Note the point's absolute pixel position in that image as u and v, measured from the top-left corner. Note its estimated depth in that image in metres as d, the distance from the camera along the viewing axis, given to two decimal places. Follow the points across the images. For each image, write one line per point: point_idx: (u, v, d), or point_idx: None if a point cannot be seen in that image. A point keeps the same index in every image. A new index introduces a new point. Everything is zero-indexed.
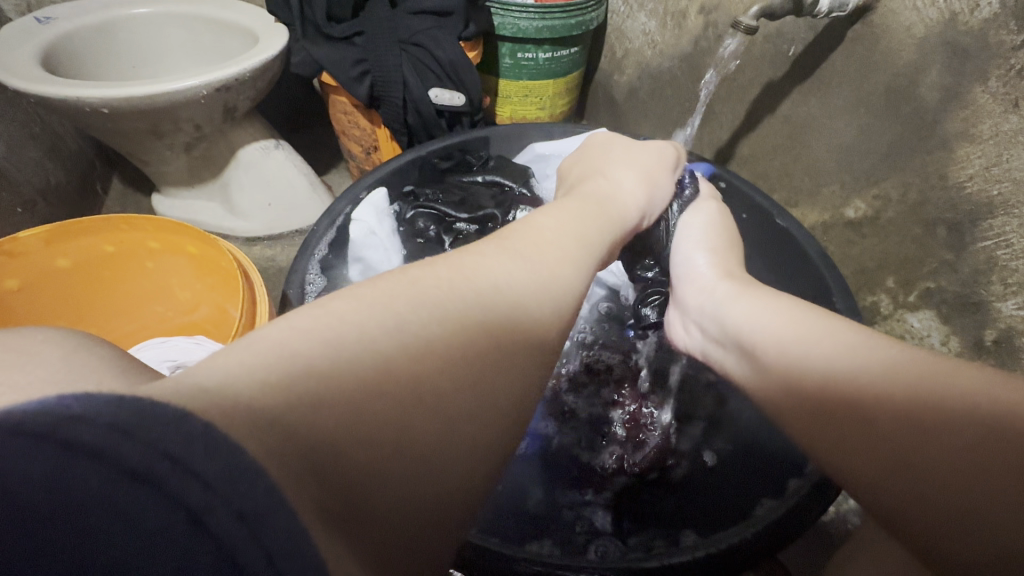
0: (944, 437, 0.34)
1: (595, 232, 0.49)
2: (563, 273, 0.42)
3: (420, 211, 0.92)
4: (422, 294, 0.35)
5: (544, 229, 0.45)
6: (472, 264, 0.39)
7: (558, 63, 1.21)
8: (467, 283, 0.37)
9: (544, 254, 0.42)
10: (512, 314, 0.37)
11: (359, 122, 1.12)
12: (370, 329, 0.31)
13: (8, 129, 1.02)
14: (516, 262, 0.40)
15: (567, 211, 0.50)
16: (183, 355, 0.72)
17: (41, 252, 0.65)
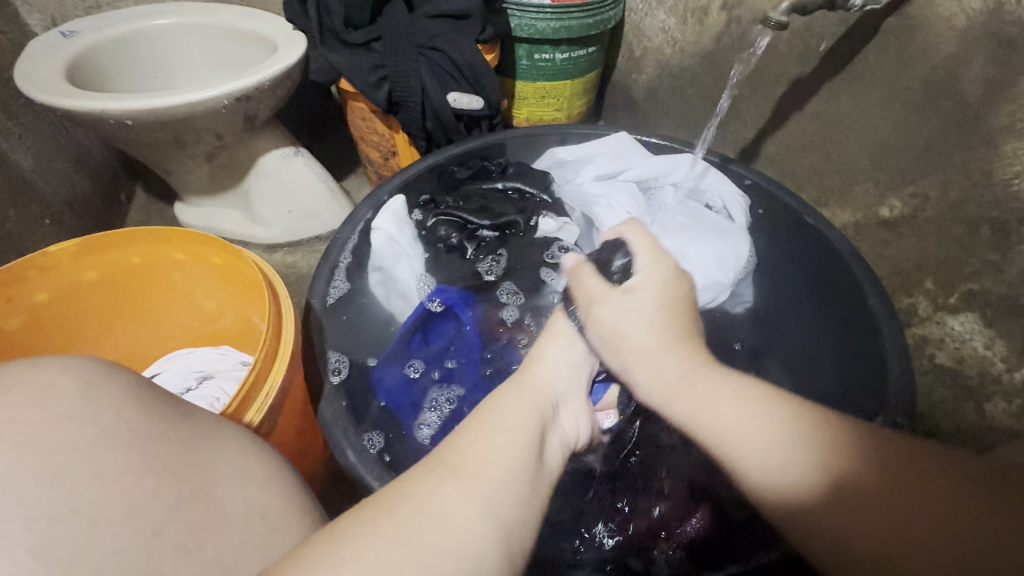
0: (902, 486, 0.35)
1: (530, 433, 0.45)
2: (511, 487, 0.39)
3: (441, 218, 0.90)
4: (340, 555, 0.32)
5: (482, 438, 0.42)
6: (406, 500, 0.36)
7: (576, 64, 1.20)
8: (395, 530, 0.34)
9: (482, 471, 0.39)
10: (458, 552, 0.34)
11: (377, 128, 1.12)
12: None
13: (36, 142, 1.04)
14: (461, 491, 0.37)
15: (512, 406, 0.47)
16: (210, 366, 0.72)
17: (71, 265, 0.65)
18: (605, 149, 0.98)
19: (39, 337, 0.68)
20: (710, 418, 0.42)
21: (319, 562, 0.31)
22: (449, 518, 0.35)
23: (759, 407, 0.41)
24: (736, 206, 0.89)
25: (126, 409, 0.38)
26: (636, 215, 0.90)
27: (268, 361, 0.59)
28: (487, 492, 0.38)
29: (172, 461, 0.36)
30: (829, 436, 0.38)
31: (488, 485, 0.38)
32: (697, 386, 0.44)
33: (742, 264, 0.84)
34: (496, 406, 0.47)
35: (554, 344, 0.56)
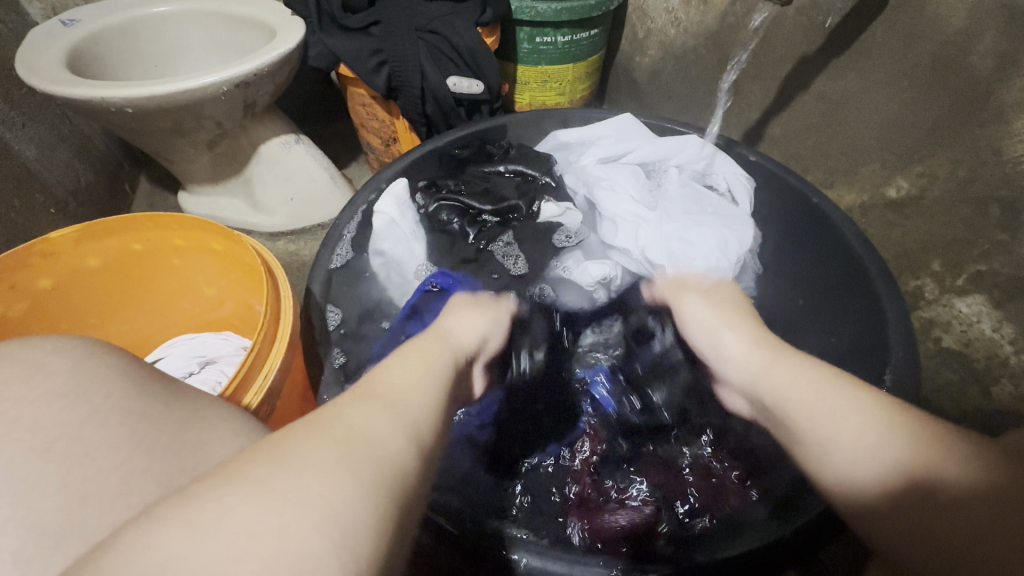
0: (968, 502, 0.36)
1: (438, 365, 0.47)
2: (426, 407, 0.40)
3: (443, 203, 0.90)
4: (278, 458, 0.30)
5: (394, 373, 0.43)
6: (323, 426, 0.33)
7: (578, 45, 1.18)
8: (327, 445, 0.31)
9: (400, 399, 0.39)
10: (380, 456, 0.33)
11: (377, 114, 1.12)
12: (265, 476, 0.28)
13: (39, 131, 1.04)
14: (384, 420, 0.36)
15: (411, 355, 0.47)
16: (213, 351, 0.73)
17: (72, 252, 0.66)
18: (608, 132, 0.97)
19: (44, 324, 0.68)
20: (828, 446, 0.43)
21: (262, 468, 0.29)
22: (362, 437, 0.33)
23: (873, 422, 0.42)
24: (745, 190, 0.88)
25: (118, 390, 0.38)
26: (638, 198, 0.89)
27: (267, 344, 0.59)
28: (402, 414, 0.38)
29: (168, 442, 0.36)
30: (910, 447, 0.40)
31: (405, 406, 0.39)
32: (815, 405, 0.46)
33: (747, 248, 0.83)
34: (406, 351, 0.48)
35: (461, 313, 0.60)
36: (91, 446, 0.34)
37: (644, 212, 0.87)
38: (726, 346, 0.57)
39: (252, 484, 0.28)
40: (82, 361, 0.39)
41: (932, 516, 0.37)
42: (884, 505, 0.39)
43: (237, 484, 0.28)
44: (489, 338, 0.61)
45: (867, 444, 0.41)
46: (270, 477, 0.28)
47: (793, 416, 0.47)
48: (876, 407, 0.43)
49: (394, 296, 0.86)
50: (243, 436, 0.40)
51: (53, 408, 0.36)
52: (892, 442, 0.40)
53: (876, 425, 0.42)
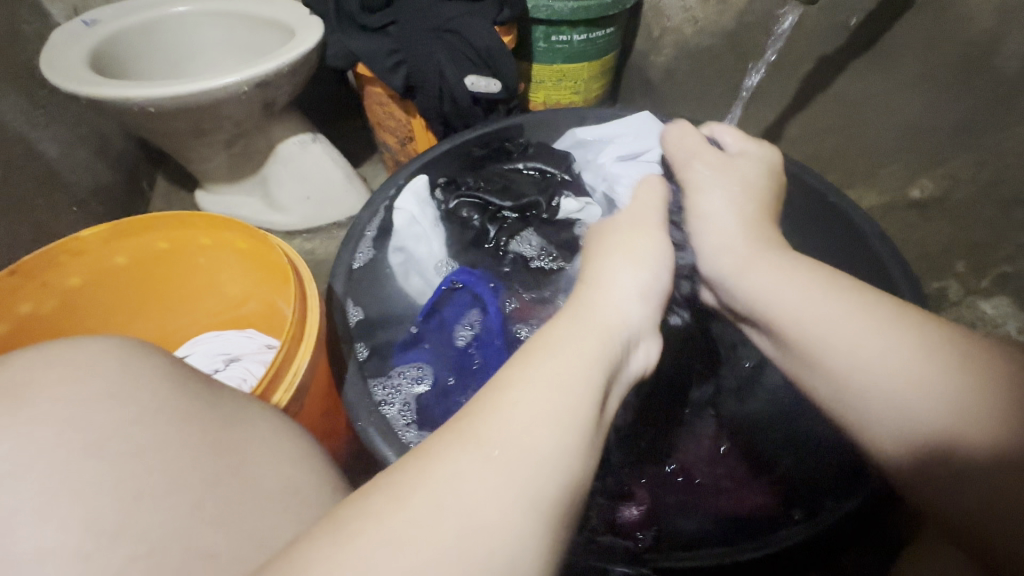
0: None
1: (602, 327, 0.41)
2: (586, 380, 0.36)
3: (463, 200, 0.90)
4: (421, 471, 0.30)
5: (534, 367, 0.36)
6: (464, 434, 0.32)
7: (594, 44, 1.18)
8: (463, 458, 0.30)
9: (543, 401, 0.33)
10: (530, 463, 0.30)
11: (394, 113, 1.12)
12: (443, 472, 0.29)
13: (61, 131, 1.06)
14: (525, 422, 0.32)
15: (557, 337, 0.39)
16: (236, 349, 0.73)
17: (101, 250, 0.67)
18: (626, 130, 0.95)
19: (72, 322, 0.69)
20: (882, 411, 0.41)
21: (424, 472, 0.29)
22: (501, 445, 0.31)
23: (952, 385, 0.38)
24: None
25: (154, 392, 0.39)
26: None
27: (296, 342, 0.60)
28: (563, 405, 0.34)
29: (208, 442, 0.36)
30: (1007, 418, 0.35)
31: (569, 386, 0.35)
32: (864, 355, 0.43)
33: None
34: (563, 314, 0.42)
35: (622, 250, 0.51)
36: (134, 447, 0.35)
37: None
38: (715, 255, 0.57)
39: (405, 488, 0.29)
40: (118, 361, 0.40)
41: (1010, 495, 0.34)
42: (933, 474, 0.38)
43: (392, 494, 0.28)
44: (665, 279, 0.50)
45: (930, 405, 0.39)
46: (424, 481, 0.29)
47: (822, 337, 0.46)
48: (956, 379, 0.38)
49: (415, 294, 0.86)
50: (278, 436, 0.41)
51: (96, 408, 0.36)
52: (927, 388, 0.39)
53: (956, 391, 0.38)
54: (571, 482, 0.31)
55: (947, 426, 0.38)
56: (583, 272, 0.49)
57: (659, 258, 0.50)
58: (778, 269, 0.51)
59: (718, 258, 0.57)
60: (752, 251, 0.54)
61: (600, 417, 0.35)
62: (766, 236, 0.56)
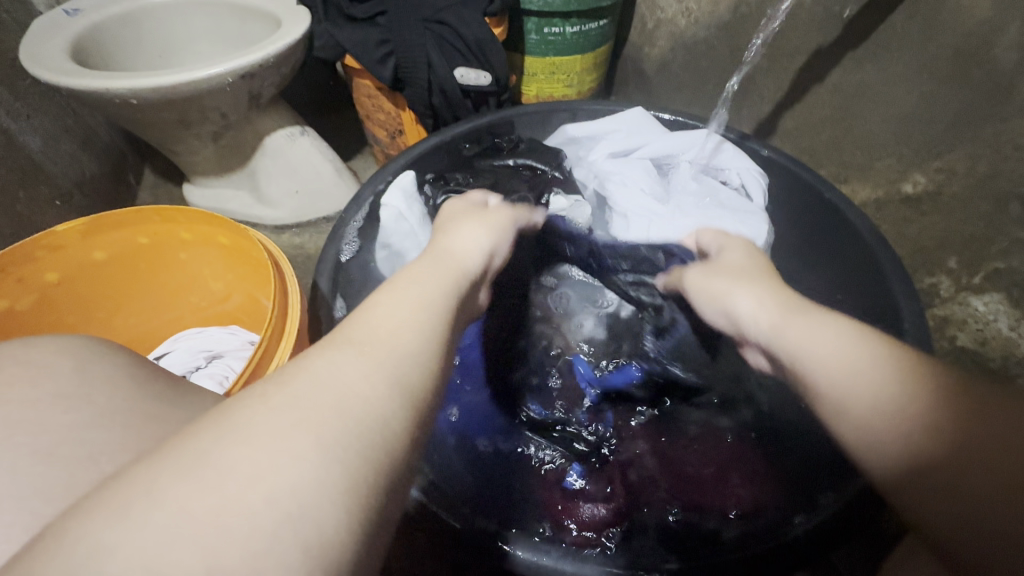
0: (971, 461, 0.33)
1: (434, 289, 0.43)
2: (411, 341, 0.36)
3: (451, 196, 0.89)
4: (210, 440, 0.27)
5: (375, 316, 0.37)
6: (297, 373, 0.31)
7: (587, 35, 1.16)
8: (287, 398, 0.29)
9: (386, 343, 0.35)
10: (337, 421, 0.29)
11: (384, 106, 1.10)
12: (227, 443, 0.27)
13: (43, 123, 1.04)
14: (362, 364, 0.33)
15: (405, 288, 0.42)
16: (219, 345, 0.72)
17: (78, 244, 0.65)
18: (618, 127, 0.95)
19: (49, 318, 0.68)
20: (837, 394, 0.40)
21: (211, 442, 0.27)
22: (335, 377, 0.31)
23: (883, 361, 0.39)
24: (757, 185, 0.86)
25: (120, 392, 0.38)
26: (649, 193, 0.87)
27: (276, 338, 0.58)
28: (388, 367, 0.33)
29: (173, 444, 0.35)
30: (931, 388, 0.36)
31: (381, 348, 0.34)
32: (807, 337, 0.44)
33: (760, 244, 0.81)
34: (402, 280, 0.43)
35: (464, 231, 0.56)
36: (97, 450, 0.34)
37: (656, 208, 0.85)
38: (744, 309, 0.52)
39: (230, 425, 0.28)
40: (84, 358, 0.39)
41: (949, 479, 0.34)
42: (906, 480, 0.35)
43: (165, 470, 0.25)
44: (496, 252, 0.57)
45: (877, 386, 0.38)
46: (211, 453, 0.26)
47: (799, 355, 0.43)
48: (892, 349, 0.40)
49: None
50: None
51: (58, 410, 0.35)
52: (893, 381, 0.37)
53: (874, 361, 0.39)
54: (411, 408, 0.32)
55: (882, 407, 0.37)
56: (431, 247, 0.53)
57: (493, 244, 0.57)
58: (756, 286, 0.53)
59: (738, 309, 0.52)
60: (769, 311, 0.49)
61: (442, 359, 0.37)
62: (784, 299, 0.50)
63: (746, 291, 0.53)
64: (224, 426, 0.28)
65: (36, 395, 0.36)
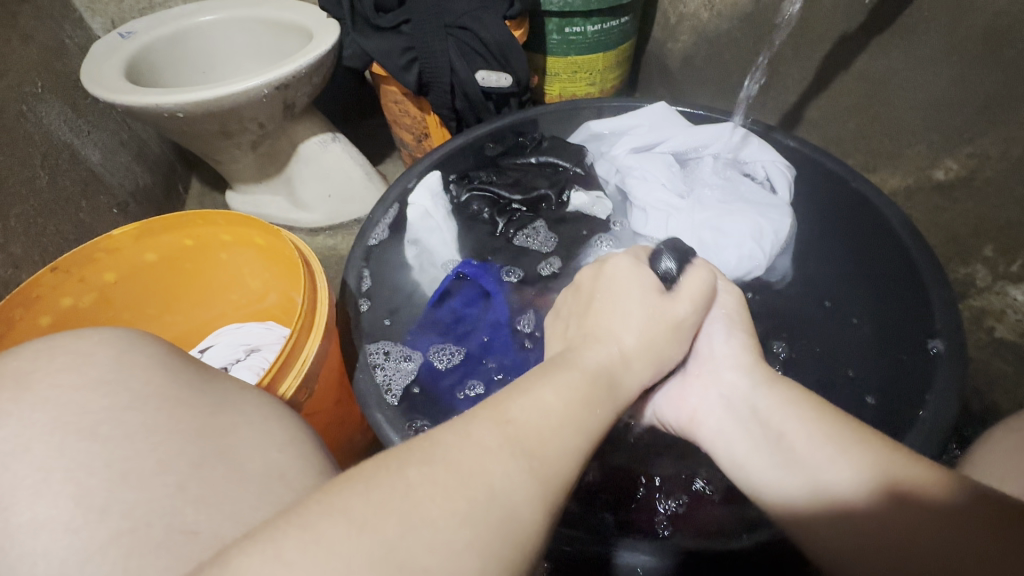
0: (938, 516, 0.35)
1: (593, 407, 0.39)
2: (569, 451, 0.35)
3: (474, 193, 0.92)
4: (386, 499, 0.28)
5: (538, 407, 0.37)
6: (457, 455, 0.31)
7: (609, 32, 1.17)
8: (457, 486, 0.30)
9: (544, 445, 0.34)
10: (503, 519, 0.29)
11: (410, 110, 1.14)
12: (395, 521, 0.27)
13: (102, 137, 1.13)
14: (520, 458, 0.33)
15: (560, 377, 0.40)
16: (257, 339, 0.77)
17: (132, 247, 0.71)
18: (643, 121, 0.95)
19: (109, 314, 0.74)
20: (794, 455, 0.43)
21: (377, 511, 0.28)
22: (487, 464, 0.31)
23: (848, 443, 0.41)
24: (784, 178, 0.84)
25: (158, 378, 0.42)
26: (671, 188, 0.87)
27: (305, 331, 0.63)
28: (545, 469, 0.33)
29: (200, 425, 0.39)
30: (874, 448, 0.40)
31: (543, 458, 0.33)
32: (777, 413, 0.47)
33: (781, 239, 0.79)
34: (561, 371, 0.41)
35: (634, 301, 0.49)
36: (140, 428, 0.38)
37: (676, 202, 0.85)
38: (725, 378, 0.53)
39: (391, 497, 0.28)
40: (133, 347, 0.43)
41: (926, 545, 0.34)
42: (848, 522, 0.39)
43: (340, 528, 0.27)
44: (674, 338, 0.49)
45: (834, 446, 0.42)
46: (383, 525, 0.27)
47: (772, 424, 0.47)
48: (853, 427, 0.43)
49: (427, 285, 0.88)
50: (272, 420, 0.43)
51: (103, 392, 0.40)
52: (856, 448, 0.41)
53: (854, 445, 0.41)
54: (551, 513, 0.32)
55: (819, 461, 0.42)
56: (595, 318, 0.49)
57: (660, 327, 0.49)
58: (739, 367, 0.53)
59: (721, 379, 0.53)
60: (744, 390, 0.51)
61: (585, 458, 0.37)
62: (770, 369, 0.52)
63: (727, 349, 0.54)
64: (390, 496, 0.28)
65: (89, 379, 0.40)
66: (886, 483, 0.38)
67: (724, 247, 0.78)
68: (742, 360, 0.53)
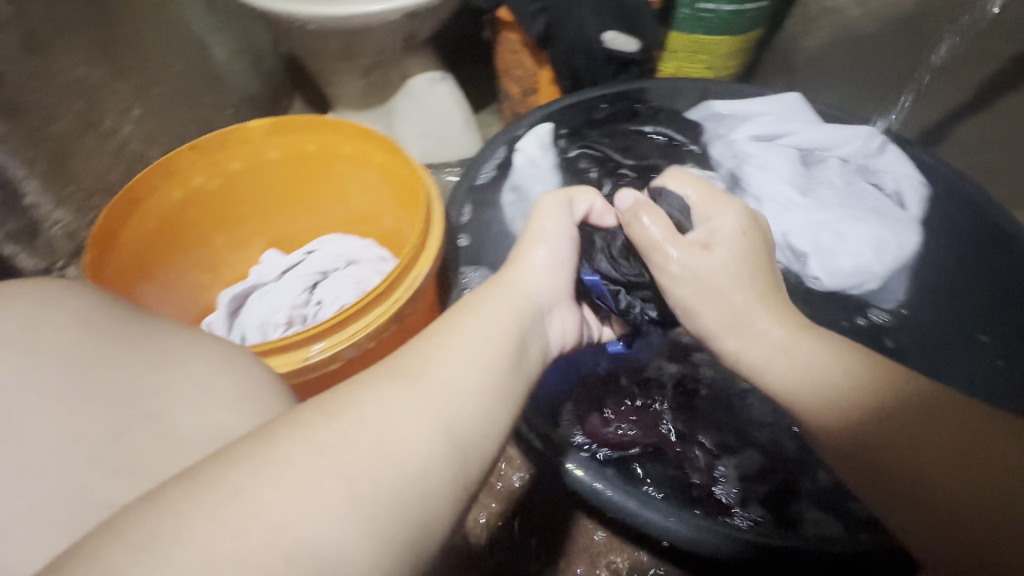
0: (993, 441, 0.40)
1: (490, 350, 0.43)
2: (460, 376, 0.39)
3: (585, 150, 0.94)
4: (256, 461, 0.30)
5: (437, 358, 0.40)
6: (345, 410, 0.34)
7: (744, 14, 1.07)
8: (333, 434, 0.32)
9: (434, 389, 0.37)
10: (389, 459, 0.32)
11: (524, 62, 1.13)
12: (257, 483, 0.28)
13: (228, 40, 1.17)
14: (401, 400, 0.36)
15: (462, 327, 0.45)
16: (354, 253, 0.79)
17: (260, 141, 0.74)
18: (770, 109, 0.90)
19: (226, 201, 0.78)
20: (834, 396, 0.46)
21: (242, 472, 0.29)
22: (360, 416, 0.34)
23: (889, 379, 0.45)
24: (914, 193, 0.80)
25: None
26: (791, 182, 0.83)
27: (417, 251, 0.64)
28: (442, 411, 0.36)
29: None
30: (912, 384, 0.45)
31: (430, 395, 0.37)
32: (798, 356, 0.49)
33: (904, 254, 0.75)
34: (463, 317, 0.46)
35: (540, 257, 0.55)
36: None
37: (796, 198, 0.81)
38: (706, 324, 0.54)
39: (262, 455, 0.30)
40: None
41: (985, 466, 0.39)
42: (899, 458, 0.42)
43: (204, 490, 0.28)
44: (565, 281, 0.56)
45: (875, 386, 0.45)
46: (245, 483, 0.28)
47: (799, 368, 0.48)
48: (879, 364, 0.47)
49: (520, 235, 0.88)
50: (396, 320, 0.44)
51: None
52: (862, 375, 0.46)
53: (897, 384, 0.45)
54: (452, 448, 0.35)
55: (864, 398, 0.45)
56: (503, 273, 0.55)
57: (555, 276, 0.55)
58: (728, 301, 0.53)
59: (713, 318, 0.54)
60: (759, 331, 0.52)
61: (496, 405, 0.40)
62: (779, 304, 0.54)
63: (737, 297, 0.53)
64: (251, 459, 0.30)
65: None
66: (932, 414, 0.42)
67: (840, 252, 0.75)
68: (730, 302, 0.53)
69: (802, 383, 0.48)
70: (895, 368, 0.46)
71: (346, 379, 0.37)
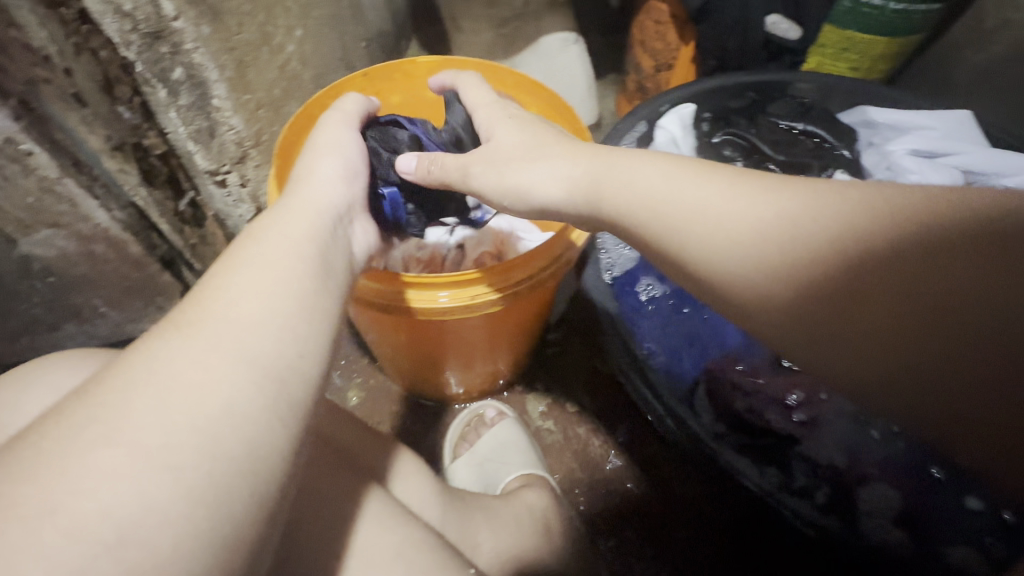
0: (928, 259, 0.36)
1: (316, 277, 0.44)
2: (270, 301, 0.40)
3: (728, 137, 0.92)
4: (52, 451, 0.30)
5: (238, 296, 0.39)
6: (146, 371, 0.34)
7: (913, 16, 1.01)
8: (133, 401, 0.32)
9: (233, 330, 0.37)
10: (209, 436, 0.33)
11: (668, 36, 1.09)
12: (55, 475, 0.29)
13: None
14: (208, 347, 0.36)
15: (277, 250, 0.44)
16: None
17: (424, 79, 0.75)
18: (936, 125, 0.84)
19: None
20: (743, 245, 0.41)
21: (57, 453, 0.30)
22: (165, 382, 0.34)
23: (776, 206, 0.41)
24: None
25: None
26: None
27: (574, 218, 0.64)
28: (244, 347, 0.37)
29: None
30: (824, 208, 0.39)
31: (223, 334, 0.37)
32: (687, 198, 0.44)
33: None
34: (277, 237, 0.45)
35: (333, 166, 0.55)
36: None
37: None
38: (542, 191, 0.53)
39: (66, 443, 0.31)
40: None
41: (925, 295, 0.35)
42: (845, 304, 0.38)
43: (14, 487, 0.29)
44: (357, 185, 0.56)
45: (781, 219, 0.40)
46: (56, 472, 0.30)
47: (707, 218, 0.43)
48: (761, 183, 0.43)
49: None
50: None
51: None
52: (814, 221, 0.39)
53: (787, 211, 0.40)
54: (273, 392, 0.36)
55: (784, 246, 0.40)
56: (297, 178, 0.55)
57: (352, 185, 0.55)
58: (606, 182, 0.49)
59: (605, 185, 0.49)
60: (606, 185, 0.49)
61: (318, 341, 0.41)
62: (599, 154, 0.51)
63: (643, 163, 0.48)
64: (64, 445, 0.31)
65: None
66: (855, 241, 0.38)
67: None
68: (561, 181, 0.52)
69: (712, 246, 0.43)
70: (792, 188, 0.41)
71: (136, 339, 0.37)
